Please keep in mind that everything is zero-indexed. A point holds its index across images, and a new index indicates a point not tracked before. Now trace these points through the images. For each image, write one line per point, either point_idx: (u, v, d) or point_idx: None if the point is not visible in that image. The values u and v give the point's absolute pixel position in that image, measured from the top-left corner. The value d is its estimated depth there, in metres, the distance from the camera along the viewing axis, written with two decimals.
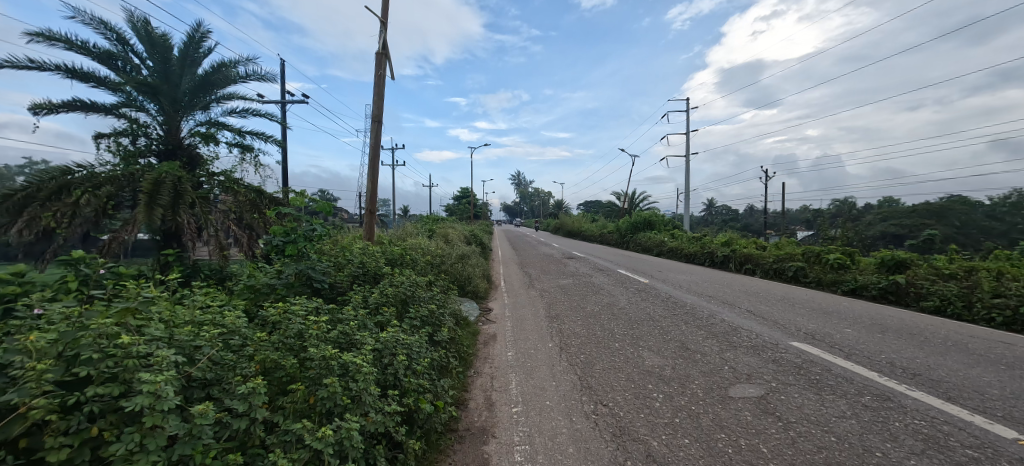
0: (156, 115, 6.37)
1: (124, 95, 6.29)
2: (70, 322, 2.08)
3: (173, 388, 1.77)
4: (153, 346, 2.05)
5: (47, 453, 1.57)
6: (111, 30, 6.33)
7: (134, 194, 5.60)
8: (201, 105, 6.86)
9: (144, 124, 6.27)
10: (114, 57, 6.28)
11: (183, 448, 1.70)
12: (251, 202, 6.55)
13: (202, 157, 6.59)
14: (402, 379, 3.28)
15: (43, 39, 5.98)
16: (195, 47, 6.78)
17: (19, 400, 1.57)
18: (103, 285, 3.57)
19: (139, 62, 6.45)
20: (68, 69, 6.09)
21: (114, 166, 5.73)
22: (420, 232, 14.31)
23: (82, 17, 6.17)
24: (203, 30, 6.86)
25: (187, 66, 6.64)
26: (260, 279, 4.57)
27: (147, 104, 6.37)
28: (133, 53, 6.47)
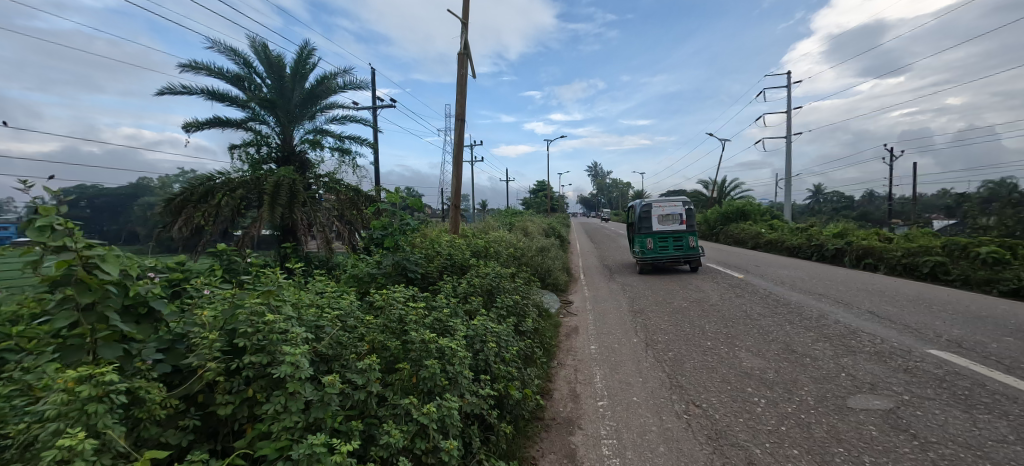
0: (275, 127, 7.32)
1: (251, 111, 7.29)
2: (225, 302, 2.49)
3: (307, 360, 2.04)
4: (289, 323, 2.36)
5: (218, 407, 1.92)
6: (239, 56, 7.35)
7: (259, 196, 6.49)
8: (309, 115, 7.71)
9: (266, 135, 7.23)
10: (242, 78, 7.30)
11: (318, 412, 1.98)
12: (351, 201, 7.24)
13: (311, 161, 7.43)
14: (492, 365, 3.43)
15: (191, 68, 7.15)
16: (303, 64, 7.59)
17: (198, 363, 1.93)
18: (240, 272, 4.20)
19: (261, 81, 7.42)
20: (209, 92, 7.22)
21: (246, 172, 6.71)
22: (500, 225, 14.68)
23: (218, 47, 7.24)
24: (308, 48, 7.66)
25: (297, 81, 7.47)
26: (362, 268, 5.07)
27: (268, 118, 7.34)
28: (256, 73, 7.46)
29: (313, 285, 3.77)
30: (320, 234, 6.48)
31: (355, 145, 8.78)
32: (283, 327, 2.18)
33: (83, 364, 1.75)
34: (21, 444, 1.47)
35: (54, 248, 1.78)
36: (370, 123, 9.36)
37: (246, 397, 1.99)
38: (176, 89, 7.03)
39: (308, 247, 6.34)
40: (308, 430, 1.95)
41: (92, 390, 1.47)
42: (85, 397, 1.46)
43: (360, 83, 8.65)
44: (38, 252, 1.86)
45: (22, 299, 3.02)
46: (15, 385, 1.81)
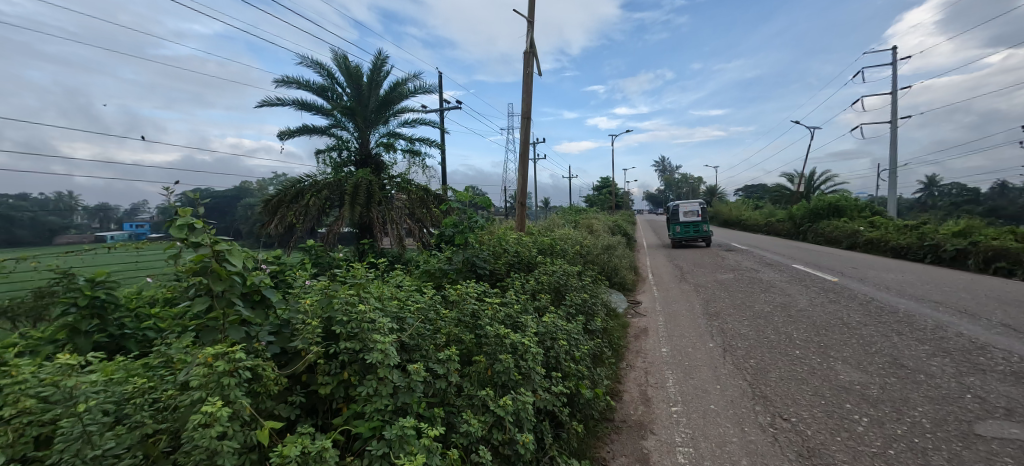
0: (354, 132, 7.87)
1: (333, 119, 7.90)
2: (321, 292, 2.76)
3: (394, 349, 2.20)
4: (376, 313, 2.56)
5: (320, 386, 2.14)
6: (324, 68, 7.99)
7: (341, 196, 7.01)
8: (384, 120, 8.18)
9: (346, 141, 7.78)
10: (326, 89, 7.94)
11: (404, 397, 2.12)
12: (421, 199, 7.60)
13: (385, 163, 7.90)
14: (562, 363, 3.41)
15: (284, 83, 7.91)
16: (378, 72, 8.06)
17: (303, 346, 2.17)
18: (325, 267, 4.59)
19: (342, 90, 8.00)
20: (299, 103, 7.94)
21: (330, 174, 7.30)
22: (565, 222, 14.52)
23: (306, 62, 7.94)
24: (383, 56, 8.12)
25: (373, 89, 7.96)
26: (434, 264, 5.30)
27: (348, 124, 7.91)
28: (338, 84, 8.07)
29: (389, 278, 4.02)
30: (393, 231, 6.85)
31: (424, 147, 9.19)
32: (372, 317, 2.36)
33: (215, 342, 2.03)
34: (170, 407, 1.75)
35: (190, 243, 2.07)
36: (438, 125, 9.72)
37: (342, 380, 2.20)
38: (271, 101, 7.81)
39: (383, 244, 6.73)
40: (395, 413, 2.11)
41: (225, 365, 1.71)
42: (219, 371, 1.70)
43: (429, 87, 9.01)
44: (179, 247, 2.18)
45: (158, 286, 3.56)
46: (162, 357, 2.16)
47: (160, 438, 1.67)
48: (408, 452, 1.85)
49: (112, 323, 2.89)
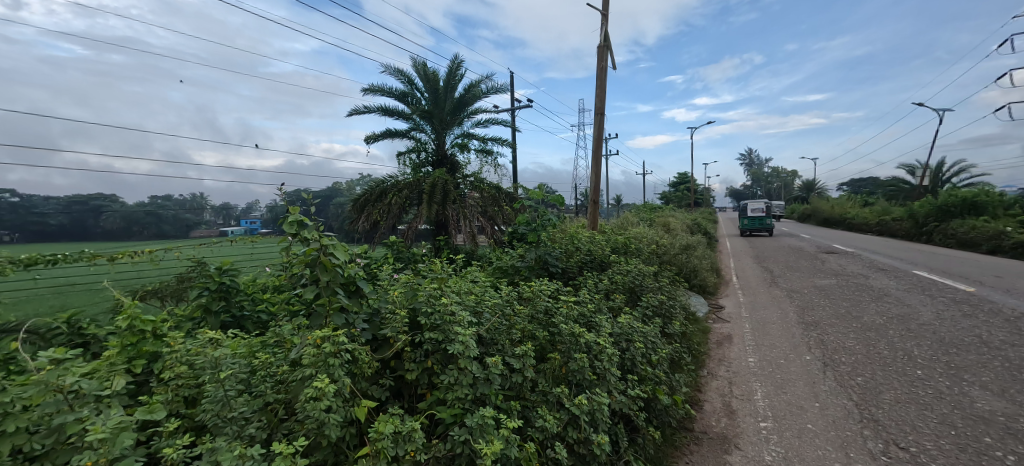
0: (431, 135, 8.24)
1: (413, 122, 8.31)
2: (406, 284, 2.96)
3: (474, 341, 2.30)
4: (456, 306, 2.69)
5: (407, 372, 2.32)
6: (404, 75, 8.46)
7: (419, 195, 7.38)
8: (459, 121, 8.46)
9: (425, 143, 8.15)
10: (406, 94, 8.39)
11: (484, 388, 2.23)
12: (493, 197, 7.78)
13: (460, 163, 8.20)
14: (638, 366, 3.30)
15: (370, 91, 8.52)
16: (453, 75, 8.35)
17: (392, 333, 2.36)
18: (405, 262, 4.89)
19: (421, 95, 8.42)
20: (383, 109, 8.50)
21: (409, 174, 7.73)
22: (639, 221, 13.97)
23: (389, 70, 8.46)
24: (457, 60, 8.39)
25: (449, 92, 8.26)
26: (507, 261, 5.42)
27: (426, 127, 8.30)
28: (417, 89, 8.50)
29: (464, 273, 4.16)
30: (466, 229, 7.11)
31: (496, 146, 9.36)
32: (453, 310, 2.49)
33: (321, 326, 2.28)
34: (284, 381, 2.01)
35: (300, 237, 2.39)
36: (509, 124, 9.82)
37: (426, 367, 2.37)
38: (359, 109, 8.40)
39: (457, 240, 6.95)
40: (475, 402, 2.21)
41: (330, 347, 1.93)
42: (326, 352, 1.93)
43: (501, 87, 9.14)
44: (291, 241, 2.54)
45: (269, 276, 4.04)
46: (276, 337, 2.48)
47: (278, 406, 1.92)
48: (487, 440, 1.94)
49: (235, 306, 3.36)
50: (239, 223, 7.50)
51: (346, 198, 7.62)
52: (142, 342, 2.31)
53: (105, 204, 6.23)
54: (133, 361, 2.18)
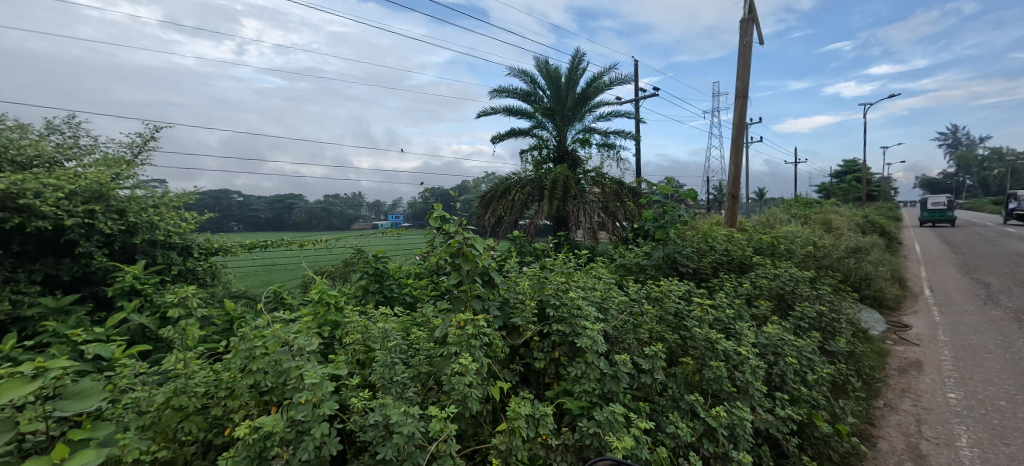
0: (553, 131, 8.27)
1: (535, 120, 8.39)
2: (533, 276, 3.08)
3: (602, 337, 2.31)
4: (583, 300, 2.71)
5: (536, 361, 2.46)
6: (527, 75, 8.65)
7: (541, 191, 7.46)
8: (581, 116, 8.34)
9: (546, 140, 8.22)
10: (529, 94, 8.52)
11: (611, 385, 2.23)
12: (615, 193, 7.57)
13: (581, 158, 8.13)
14: (790, 384, 2.90)
15: (496, 93, 8.92)
16: (576, 70, 8.22)
17: (522, 322, 2.51)
18: (527, 257, 5.07)
19: (543, 93, 8.51)
20: (508, 109, 8.83)
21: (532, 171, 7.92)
22: (790, 218, 12.12)
23: (513, 71, 8.74)
24: (580, 54, 8.26)
25: (570, 87, 8.16)
26: (632, 259, 5.20)
27: (548, 124, 8.33)
28: (540, 87, 8.62)
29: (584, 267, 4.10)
30: (586, 225, 7.12)
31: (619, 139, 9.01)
32: (580, 304, 2.53)
33: (462, 309, 2.51)
34: (432, 357, 2.29)
35: (443, 230, 2.69)
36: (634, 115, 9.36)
37: (553, 358, 2.47)
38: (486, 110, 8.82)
39: (577, 237, 6.94)
40: (604, 397, 2.23)
41: (471, 329, 2.15)
42: (467, 333, 2.15)
43: (626, 77, 8.73)
44: (436, 234, 2.86)
45: (413, 265, 4.56)
46: (423, 316, 2.83)
47: (427, 378, 2.21)
48: (618, 437, 1.94)
49: (387, 288, 3.91)
50: (387, 218, 8.56)
51: (473, 195, 8.12)
52: (326, 313, 2.85)
53: (295, 202, 7.83)
54: (322, 326, 2.72)
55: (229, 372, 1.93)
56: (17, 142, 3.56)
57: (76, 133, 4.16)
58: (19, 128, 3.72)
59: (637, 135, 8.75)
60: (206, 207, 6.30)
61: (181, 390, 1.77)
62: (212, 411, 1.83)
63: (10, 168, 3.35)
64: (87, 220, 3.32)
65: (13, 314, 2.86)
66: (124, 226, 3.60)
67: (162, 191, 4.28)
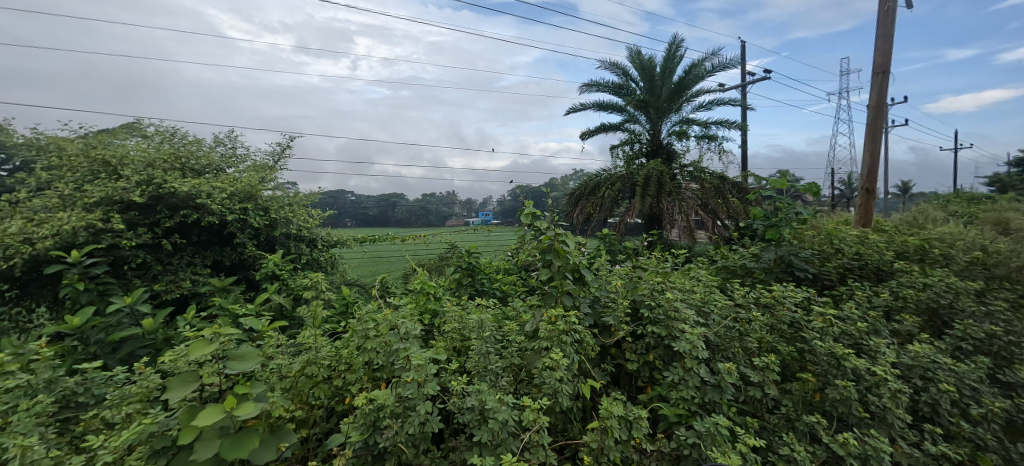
0: (646, 125, 7.84)
1: (627, 114, 8.05)
2: (626, 275, 2.98)
3: (704, 343, 2.18)
4: (683, 302, 2.56)
5: (630, 362, 2.40)
6: (619, 67, 8.35)
7: (632, 188, 7.14)
8: (678, 107, 7.83)
9: (639, 134, 7.87)
10: (621, 87, 8.20)
11: (712, 395, 2.09)
12: (715, 188, 6.97)
13: (677, 152, 7.65)
14: (944, 417, 2.43)
15: (585, 88, 8.74)
16: (673, 58, 7.70)
17: (614, 321, 2.46)
18: (618, 256, 4.96)
19: (636, 85, 8.15)
20: (598, 104, 8.62)
21: (623, 167, 7.63)
22: (947, 216, 10.06)
23: (604, 65, 8.49)
24: (677, 41, 7.74)
25: (666, 77, 7.70)
26: (737, 260, 4.68)
27: (640, 117, 7.89)
28: (633, 79, 8.27)
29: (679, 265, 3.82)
30: (682, 224, 6.71)
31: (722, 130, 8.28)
32: (678, 306, 2.39)
33: (553, 305, 2.52)
34: (524, 349, 2.34)
35: (534, 226, 2.71)
36: (740, 102, 8.54)
37: (647, 361, 2.39)
38: (576, 106, 8.70)
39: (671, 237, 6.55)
40: (704, 406, 2.10)
41: (563, 325, 2.16)
42: (559, 329, 2.17)
43: (731, 61, 7.98)
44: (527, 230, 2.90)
45: (503, 260, 4.70)
46: (514, 310, 2.90)
47: (519, 370, 2.27)
48: (721, 451, 1.82)
49: (478, 282, 4.10)
50: (478, 215, 8.90)
51: (562, 192, 8.11)
52: (425, 301, 3.07)
53: (399, 200, 8.54)
54: (423, 314, 2.94)
55: (348, 349, 2.17)
56: (195, 154, 4.40)
57: (234, 145, 5.02)
58: (195, 141, 4.59)
59: (744, 125, 7.97)
60: (327, 205, 7.16)
61: (312, 361, 2.05)
62: (334, 381, 2.09)
63: (190, 174, 4.16)
64: (241, 216, 3.99)
65: (192, 290, 3.55)
66: (268, 221, 4.26)
67: (295, 192, 4.96)
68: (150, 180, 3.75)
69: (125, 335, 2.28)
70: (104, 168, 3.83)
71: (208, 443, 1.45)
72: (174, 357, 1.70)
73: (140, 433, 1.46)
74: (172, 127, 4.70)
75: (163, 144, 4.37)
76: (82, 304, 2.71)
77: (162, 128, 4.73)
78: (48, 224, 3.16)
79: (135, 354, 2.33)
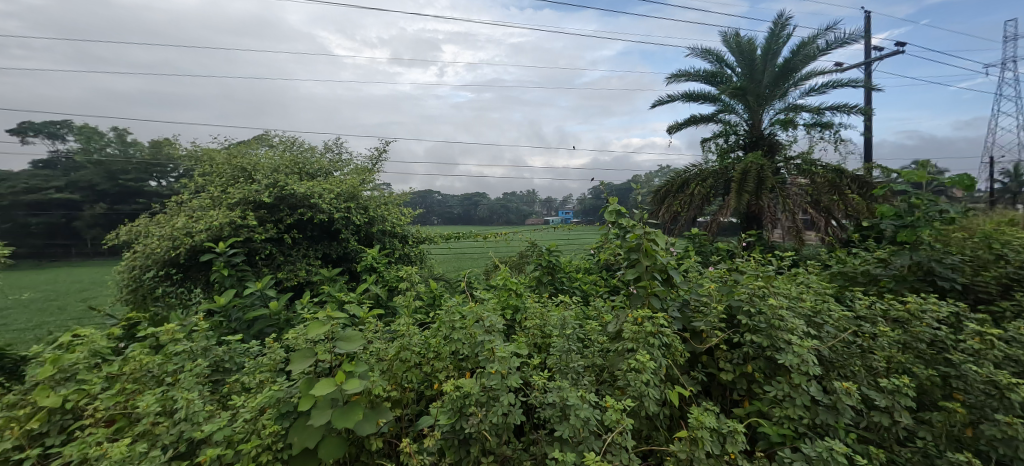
0: (744, 114, 7.20)
1: (721, 103, 7.47)
2: (721, 278, 2.78)
3: (816, 358, 1.98)
4: (791, 307, 2.33)
5: (725, 373, 2.25)
6: (713, 54, 7.77)
7: (726, 184, 6.64)
8: (783, 92, 7.07)
9: (735, 124, 7.25)
10: (715, 74, 7.62)
11: (826, 417, 1.91)
12: (829, 183, 6.15)
13: (782, 142, 6.93)
14: None
15: (674, 79, 8.27)
16: (777, 38, 6.95)
17: (706, 327, 2.32)
18: (710, 257, 4.64)
19: (732, 71, 7.53)
20: (688, 95, 8.11)
21: (716, 161, 7.08)
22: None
23: (696, 52, 7.96)
24: (783, 19, 6.98)
25: (769, 60, 6.99)
26: (856, 266, 3.72)
27: (737, 106, 7.26)
28: (728, 65, 7.65)
29: (783, 269, 3.45)
30: (786, 223, 6.03)
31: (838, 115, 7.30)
32: (783, 315, 2.19)
33: (639, 306, 2.44)
34: (607, 350, 2.30)
35: (618, 224, 2.62)
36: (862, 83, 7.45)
37: (744, 372, 2.24)
38: (663, 99, 8.27)
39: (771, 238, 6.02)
40: (813, 428, 1.92)
41: (650, 327, 2.09)
42: (645, 330, 2.09)
43: (850, 36, 7.02)
44: (610, 228, 2.83)
45: (583, 260, 4.65)
46: (597, 309, 2.85)
47: (602, 371, 2.23)
48: None
49: (558, 281, 4.10)
50: (558, 213, 8.88)
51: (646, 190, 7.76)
52: (507, 297, 3.15)
53: (481, 199, 8.85)
54: (506, 310, 3.02)
55: (437, 338, 2.31)
56: (310, 160, 4.99)
57: (340, 151, 5.60)
58: (309, 149, 5.19)
59: (867, 109, 6.95)
60: (416, 204, 7.66)
61: (406, 347, 2.22)
62: (424, 367, 2.24)
63: (305, 178, 4.72)
64: (345, 215, 4.43)
65: (306, 279, 4.04)
66: (367, 219, 4.68)
67: (390, 192, 5.38)
68: (275, 183, 4.33)
69: (257, 314, 2.67)
70: (242, 174, 4.51)
71: (322, 411, 1.63)
72: (295, 335, 1.95)
73: (271, 397, 1.71)
74: (292, 137, 5.38)
75: (285, 152, 5.02)
76: (226, 287, 3.23)
77: (284, 138, 5.44)
78: (202, 220, 3.82)
79: (264, 332, 2.72)
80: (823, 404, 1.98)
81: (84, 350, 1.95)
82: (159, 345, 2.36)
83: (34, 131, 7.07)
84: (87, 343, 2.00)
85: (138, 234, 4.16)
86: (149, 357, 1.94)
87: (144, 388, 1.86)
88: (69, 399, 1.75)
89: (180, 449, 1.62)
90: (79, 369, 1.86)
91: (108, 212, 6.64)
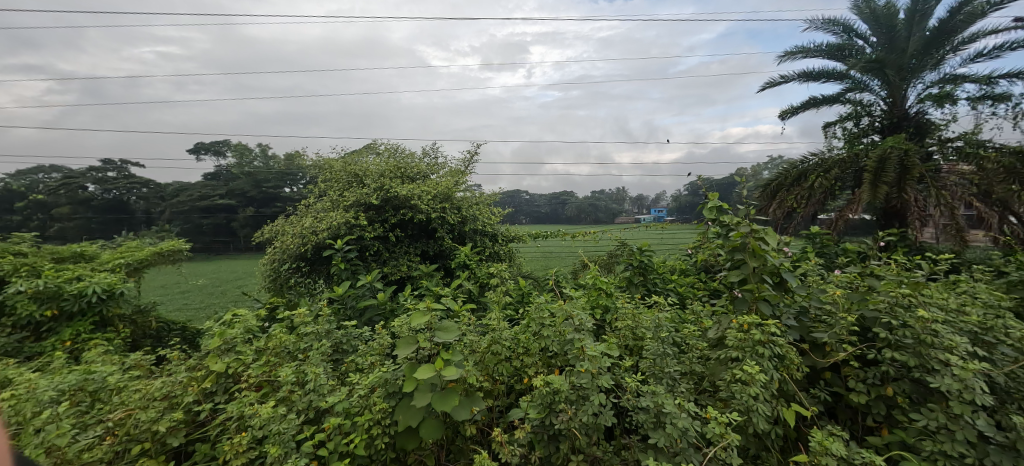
0: (881, 91, 6.17)
1: (850, 81, 6.49)
2: (851, 283, 2.44)
3: (984, 382, 1.65)
4: (950, 320, 1.96)
5: (854, 392, 1.99)
6: (839, 25, 6.78)
7: (857, 175, 5.84)
8: (935, 62, 5.94)
9: (870, 104, 6.26)
10: (843, 47, 6.64)
11: (1001, 458, 1.57)
12: (1006, 169, 4.95)
13: (934, 122, 5.84)
14: None
15: (789, 57, 7.38)
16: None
17: (831, 339, 2.06)
18: (832, 257, 4.15)
19: (865, 42, 6.50)
20: (807, 74, 7.18)
21: (842, 149, 6.17)
22: None
23: (817, 25, 7.01)
24: None
25: (916, 24, 5.90)
26: None
27: (872, 83, 6.26)
28: (859, 36, 6.63)
29: (936, 274, 2.89)
30: (941, 221, 5.00)
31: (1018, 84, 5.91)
32: (937, 329, 1.85)
33: (747, 312, 2.23)
34: (708, 357, 2.16)
35: (720, 221, 2.43)
36: None
37: (881, 394, 1.95)
38: (776, 81, 7.42)
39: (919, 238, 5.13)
40: None
41: (758, 336, 1.91)
42: (753, 339, 1.92)
43: None
44: (711, 226, 2.63)
45: (679, 260, 4.39)
46: (697, 312, 2.68)
47: (701, 378, 2.10)
48: None
49: (651, 281, 3.92)
50: (649, 211, 8.50)
51: (753, 184, 7.06)
52: (597, 297, 3.10)
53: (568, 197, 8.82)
54: (597, 309, 2.99)
55: (525, 335, 2.36)
56: (410, 164, 5.42)
57: (437, 155, 6.00)
58: (411, 155, 5.64)
59: None
60: (505, 204, 7.91)
61: (497, 340, 2.31)
62: (515, 361, 2.31)
63: (406, 180, 5.13)
64: (440, 215, 4.73)
65: (407, 274, 4.40)
66: (460, 219, 4.94)
67: (480, 193, 5.62)
68: (383, 187, 4.77)
69: (368, 304, 2.99)
70: (355, 179, 5.06)
71: (423, 394, 1.78)
72: (400, 324, 2.15)
73: (381, 378, 1.90)
74: (395, 144, 5.88)
75: (389, 158, 5.50)
76: (342, 279, 3.66)
77: (388, 146, 5.97)
78: (325, 221, 4.37)
79: (374, 320, 3.02)
80: (995, 443, 1.64)
81: (240, 327, 2.36)
82: (292, 327, 2.75)
83: (205, 149, 8.71)
84: (242, 321, 2.40)
85: (276, 232, 4.90)
86: (286, 336, 2.28)
87: (283, 362, 2.20)
88: (230, 365, 2.14)
89: (309, 415, 1.87)
90: (237, 342, 2.26)
91: (255, 214, 8.12)
